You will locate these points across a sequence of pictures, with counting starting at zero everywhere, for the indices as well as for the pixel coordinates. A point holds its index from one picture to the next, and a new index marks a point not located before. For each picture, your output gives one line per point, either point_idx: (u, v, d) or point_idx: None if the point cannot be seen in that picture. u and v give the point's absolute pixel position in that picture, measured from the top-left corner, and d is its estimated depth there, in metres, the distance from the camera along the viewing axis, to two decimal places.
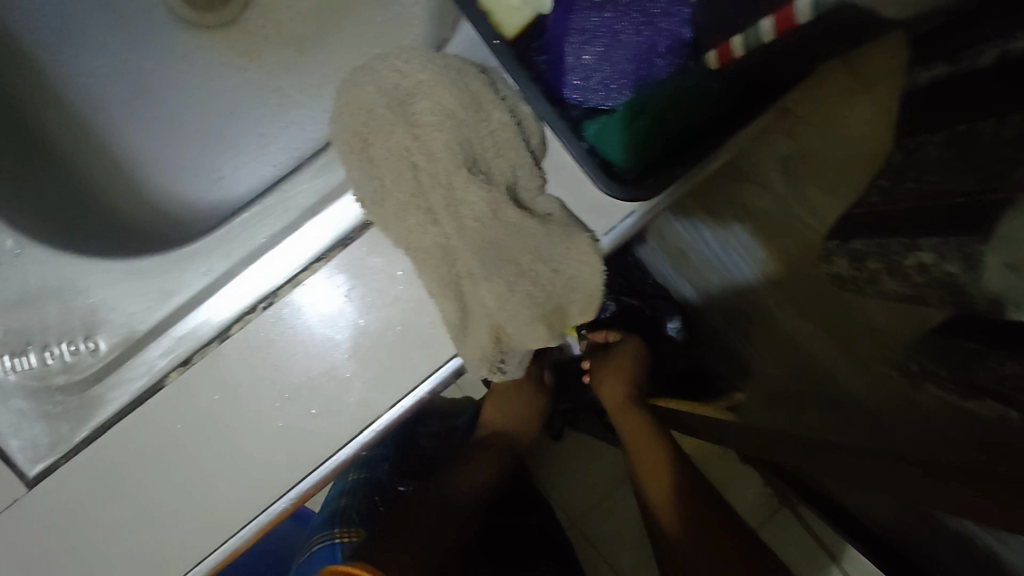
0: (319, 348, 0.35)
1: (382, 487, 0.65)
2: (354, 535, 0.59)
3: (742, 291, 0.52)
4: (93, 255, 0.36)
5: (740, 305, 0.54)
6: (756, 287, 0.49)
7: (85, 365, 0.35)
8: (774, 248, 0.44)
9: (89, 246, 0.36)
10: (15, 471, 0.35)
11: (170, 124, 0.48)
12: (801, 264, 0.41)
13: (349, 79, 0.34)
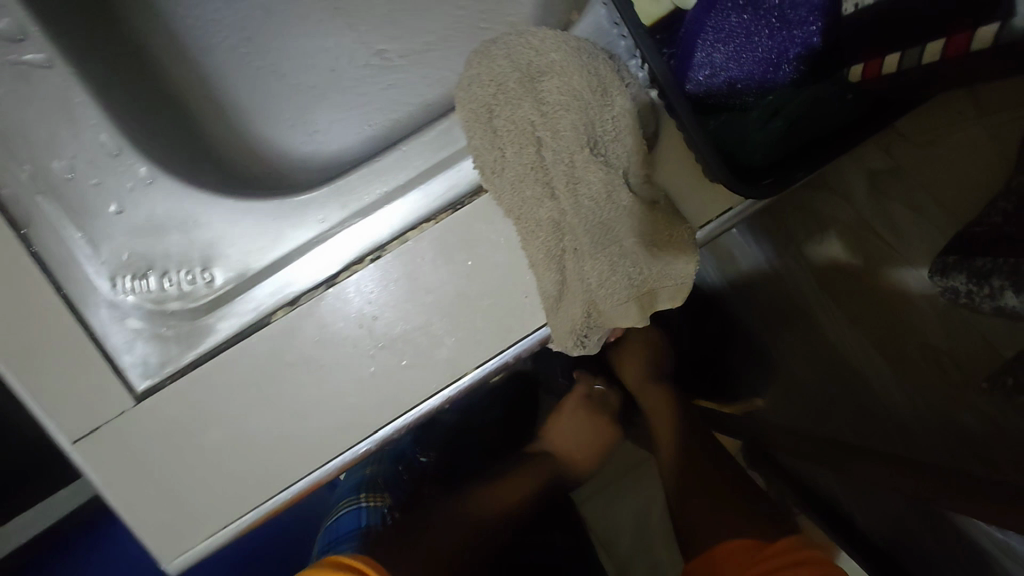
0: (418, 304, 0.37)
1: (406, 458, 0.68)
2: (380, 500, 0.61)
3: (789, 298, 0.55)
4: (216, 192, 0.38)
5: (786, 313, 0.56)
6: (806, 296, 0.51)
7: (201, 295, 0.37)
8: (844, 260, 0.46)
9: (210, 183, 0.39)
10: (125, 384, 0.37)
11: (270, 76, 0.50)
12: (871, 276, 0.43)
13: (482, 52, 0.36)
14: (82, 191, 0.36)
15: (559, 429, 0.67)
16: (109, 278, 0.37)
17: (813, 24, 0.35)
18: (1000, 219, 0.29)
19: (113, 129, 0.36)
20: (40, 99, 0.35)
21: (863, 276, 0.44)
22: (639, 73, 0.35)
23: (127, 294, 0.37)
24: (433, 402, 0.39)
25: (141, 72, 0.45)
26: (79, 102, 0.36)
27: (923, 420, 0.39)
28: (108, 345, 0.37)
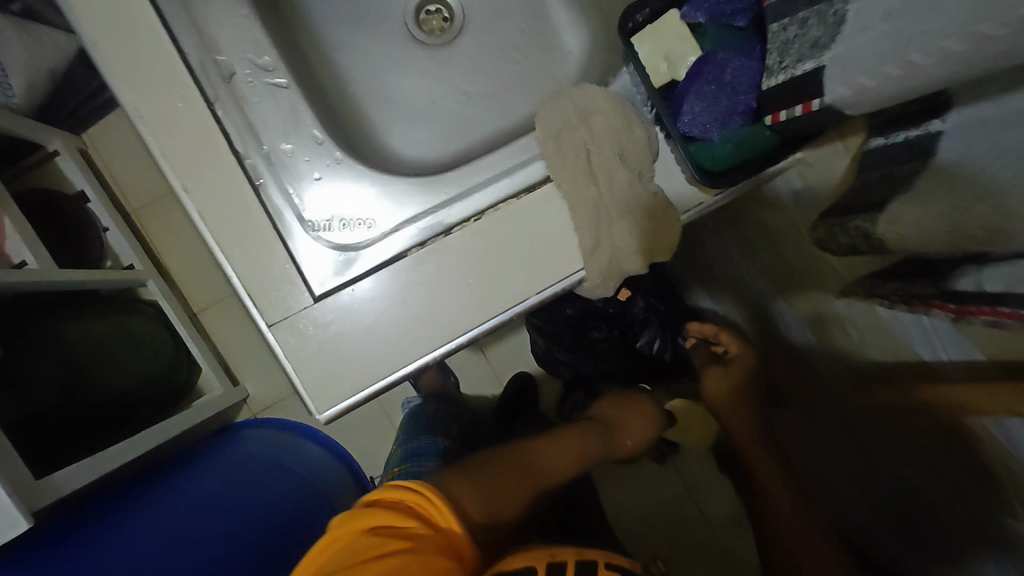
0: (504, 246, 0.57)
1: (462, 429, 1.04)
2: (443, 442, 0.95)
3: (768, 277, 0.81)
4: (378, 173, 0.59)
5: (770, 285, 0.82)
6: (775, 269, 0.78)
7: (365, 239, 0.58)
8: (791, 252, 0.72)
9: (374, 167, 0.61)
10: (308, 289, 0.56)
11: (392, 104, 0.71)
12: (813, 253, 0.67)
13: (554, 101, 0.60)
14: (300, 164, 0.57)
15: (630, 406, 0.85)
16: (307, 222, 0.57)
17: (752, 93, 0.52)
18: (849, 202, 0.49)
19: (321, 129, 0.58)
20: (278, 106, 0.57)
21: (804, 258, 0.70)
22: (649, 114, 0.58)
23: (320, 232, 0.57)
24: (510, 313, 0.57)
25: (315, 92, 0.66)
26: (302, 111, 0.58)
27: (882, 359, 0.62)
28: (301, 263, 0.56)
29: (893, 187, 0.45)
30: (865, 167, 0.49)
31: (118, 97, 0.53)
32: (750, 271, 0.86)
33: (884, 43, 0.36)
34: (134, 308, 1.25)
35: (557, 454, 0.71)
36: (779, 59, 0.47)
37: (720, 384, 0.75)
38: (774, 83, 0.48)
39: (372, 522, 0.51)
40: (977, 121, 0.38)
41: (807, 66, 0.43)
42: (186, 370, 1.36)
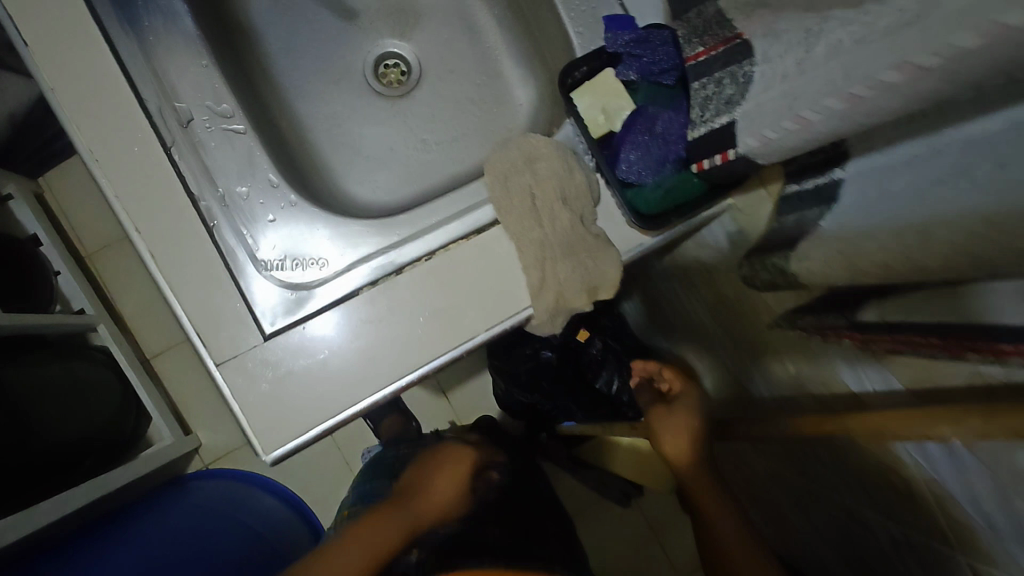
0: (451, 288, 0.59)
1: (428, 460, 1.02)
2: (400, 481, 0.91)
3: (713, 314, 0.84)
4: (332, 214, 0.61)
5: (715, 323, 0.86)
6: (717, 306, 0.81)
7: (317, 279, 0.59)
8: (730, 289, 0.75)
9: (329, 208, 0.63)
10: (258, 328, 0.56)
11: (349, 150, 0.74)
12: (745, 292, 0.71)
13: (502, 149, 0.64)
14: (256, 206, 0.59)
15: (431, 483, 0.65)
16: (260, 263, 0.58)
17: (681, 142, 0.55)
18: (770, 241, 0.53)
19: (276, 171, 0.60)
20: (235, 150, 0.60)
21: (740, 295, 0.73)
22: (590, 162, 0.62)
23: (272, 272, 0.58)
24: (458, 353, 0.59)
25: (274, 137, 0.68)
26: (257, 154, 0.60)
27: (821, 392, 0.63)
28: (252, 303, 0.56)
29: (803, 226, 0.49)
30: (783, 210, 0.54)
31: (76, 143, 0.55)
32: (697, 310, 0.90)
33: (779, 98, 0.41)
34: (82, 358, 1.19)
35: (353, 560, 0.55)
36: (699, 111, 0.51)
37: (675, 431, 0.77)
38: (696, 133, 0.52)
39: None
40: (867, 168, 0.44)
41: (722, 120, 0.48)
42: (128, 423, 1.28)
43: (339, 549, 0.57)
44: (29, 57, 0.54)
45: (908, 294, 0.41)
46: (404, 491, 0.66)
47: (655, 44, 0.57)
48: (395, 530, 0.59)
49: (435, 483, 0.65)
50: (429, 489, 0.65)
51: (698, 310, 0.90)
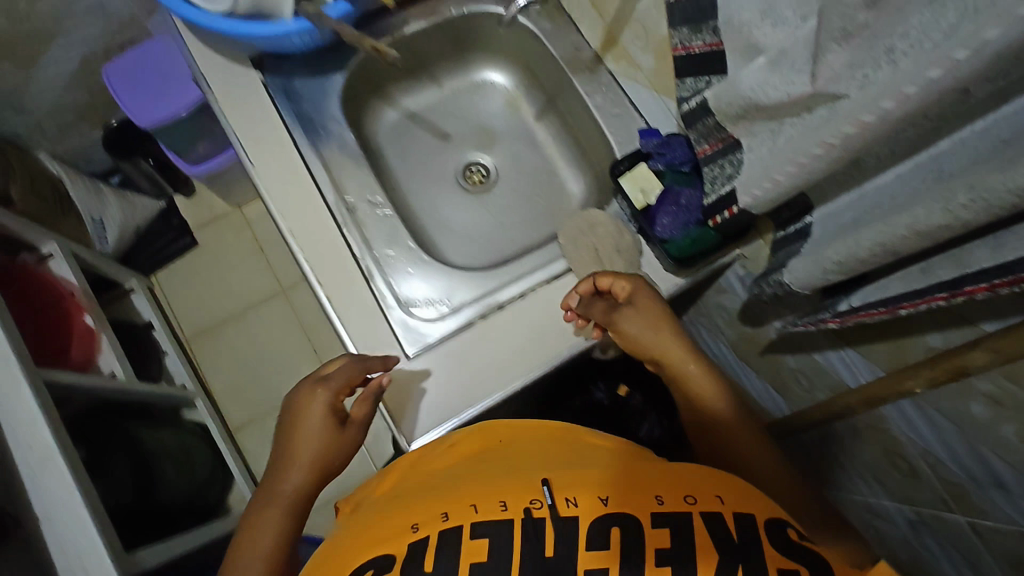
0: (540, 319, 0.81)
1: None
2: None
3: (736, 346, 1.05)
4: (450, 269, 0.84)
5: (739, 354, 1.06)
6: (740, 339, 1.02)
7: (442, 313, 0.82)
8: (745, 322, 0.96)
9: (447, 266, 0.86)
10: (403, 352, 0.79)
11: (448, 231, 1.00)
12: (757, 320, 0.92)
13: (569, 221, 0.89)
14: (399, 265, 0.84)
15: (303, 430, 0.69)
16: (404, 304, 0.81)
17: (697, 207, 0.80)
18: (766, 270, 0.76)
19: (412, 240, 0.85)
20: (387, 227, 0.85)
21: (754, 326, 0.94)
22: (633, 228, 0.87)
23: (413, 310, 0.81)
24: (548, 367, 0.79)
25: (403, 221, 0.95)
26: (400, 229, 0.85)
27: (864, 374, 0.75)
28: (398, 334, 0.80)
29: (788, 254, 0.71)
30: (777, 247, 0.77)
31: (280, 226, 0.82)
32: (723, 346, 1.11)
33: (760, 171, 0.65)
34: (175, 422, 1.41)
35: (260, 536, 0.63)
36: (711, 184, 0.75)
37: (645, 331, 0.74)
38: (709, 199, 0.76)
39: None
40: (829, 211, 0.67)
41: (723, 190, 0.73)
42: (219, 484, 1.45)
43: (251, 525, 0.64)
44: (253, 171, 0.83)
45: (876, 280, 0.60)
46: (279, 452, 0.69)
47: (675, 147, 0.83)
48: (280, 505, 0.65)
49: (297, 447, 0.68)
50: (293, 457, 0.68)
51: (723, 345, 1.10)
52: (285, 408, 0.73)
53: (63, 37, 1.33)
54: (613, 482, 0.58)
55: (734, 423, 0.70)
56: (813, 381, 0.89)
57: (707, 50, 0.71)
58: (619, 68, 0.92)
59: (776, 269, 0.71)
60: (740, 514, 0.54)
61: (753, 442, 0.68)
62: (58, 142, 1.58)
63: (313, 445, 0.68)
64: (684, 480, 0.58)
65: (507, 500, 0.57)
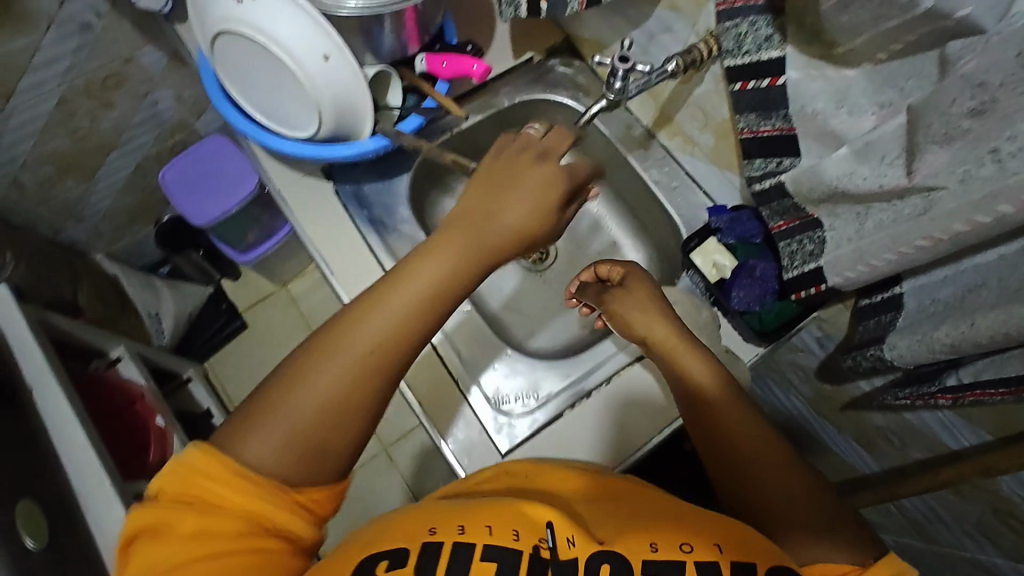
0: (628, 406, 0.83)
1: None
2: None
3: (814, 400, 1.05)
4: (531, 360, 0.88)
5: (818, 407, 1.06)
6: (818, 394, 1.02)
7: (530, 407, 0.84)
8: (824, 381, 0.96)
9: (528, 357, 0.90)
10: (496, 449, 0.81)
11: (517, 312, 1.03)
12: (837, 381, 0.92)
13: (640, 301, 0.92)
14: (485, 360, 0.87)
15: (512, 200, 0.65)
16: (496, 401, 0.84)
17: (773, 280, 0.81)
18: (859, 339, 0.76)
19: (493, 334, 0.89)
20: (470, 322, 0.88)
21: (834, 386, 0.94)
22: (707, 301, 0.89)
23: (507, 409, 0.84)
24: (640, 454, 0.80)
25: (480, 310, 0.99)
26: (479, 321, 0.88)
27: (970, 441, 0.74)
28: (490, 431, 0.82)
29: (880, 326, 0.71)
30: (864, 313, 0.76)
31: None
32: (799, 398, 1.10)
33: (851, 253, 0.65)
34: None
35: (396, 302, 0.59)
36: (792, 260, 0.75)
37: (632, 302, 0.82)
38: (791, 274, 0.75)
39: (166, 484, 0.53)
40: (920, 285, 0.66)
41: (808, 267, 0.73)
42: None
43: (450, 227, 0.64)
44: (334, 279, 0.87)
45: (985, 357, 0.59)
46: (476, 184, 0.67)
47: (745, 220, 0.83)
48: (452, 259, 0.61)
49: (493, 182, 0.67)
50: (490, 216, 0.64)
51: (799, 397, 1.10)
52: (494, 157, 0.70)
53: (121, 147, 1.40)
54: (609, 526, 0.59)
55: (711, 391, 0.72)
56: (904, 440, 0.88)
57: (776, 134, 0.72)
58: (674, 143, 0.93)
59: (873, 343, 0.71)
60: (738, 564, 0.53)
61: (722, 412, 0.69)
62: (114, 242, 1.64)
63: (498, 164, 0.68)
64: (698, 528, 0.58)
65: (520, 530, 0.56)
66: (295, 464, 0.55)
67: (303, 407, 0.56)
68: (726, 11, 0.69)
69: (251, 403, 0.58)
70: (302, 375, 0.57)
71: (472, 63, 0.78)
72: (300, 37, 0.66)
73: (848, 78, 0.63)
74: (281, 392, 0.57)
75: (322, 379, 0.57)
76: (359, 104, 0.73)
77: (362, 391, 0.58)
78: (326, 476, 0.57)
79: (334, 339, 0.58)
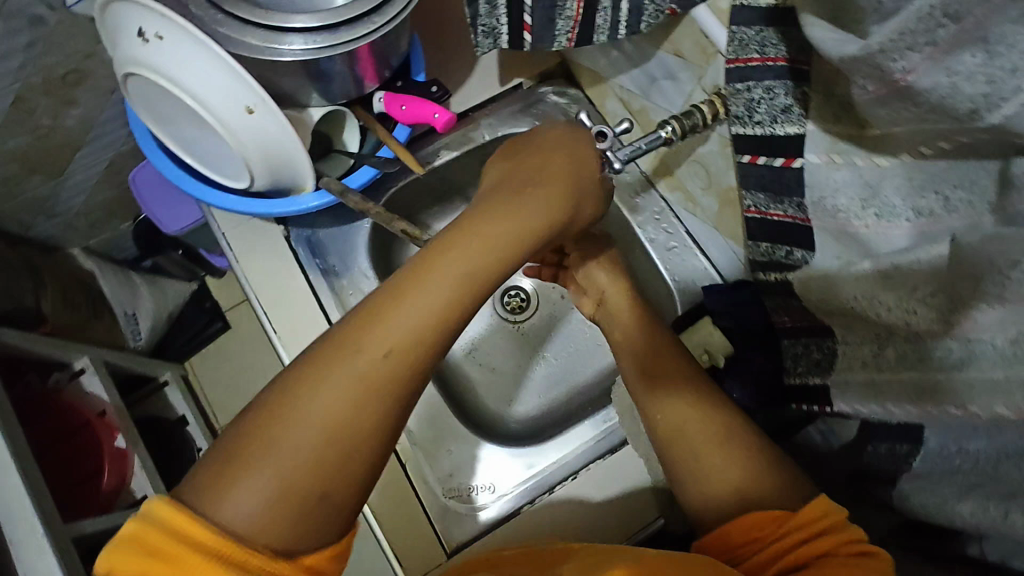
0: (596, 507, 0.71)
1: None
2: None
3: None
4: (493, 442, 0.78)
5: None
6: None
7: (487, 499, 0.75)
8: None
9: (490, 435, 0.81)
10: (443, 548, 0.72)
11: (490, 373, 0.91)
12: None
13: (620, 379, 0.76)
14: (441, 443, 0.78)
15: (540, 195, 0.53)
16: (448, 490, 0.75)
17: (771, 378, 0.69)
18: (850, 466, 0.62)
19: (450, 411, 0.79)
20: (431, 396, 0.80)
21: None
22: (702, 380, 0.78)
23: (464, 502, 0.75)
24: None
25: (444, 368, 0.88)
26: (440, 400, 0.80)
27: None
28: (438, 527, 0.73)
29: (877, 461, 0.58)
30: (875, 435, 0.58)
31: None
32: None
33: (868, 383, 0.54)
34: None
35: (394, 323, 0.46)
36: (794, 364, 0.64)
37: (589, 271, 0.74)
38: (799, 380, 0.63)
39: (114, 564, 0.40)
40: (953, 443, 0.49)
41: (813, 380, 0.61)
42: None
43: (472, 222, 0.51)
44: (277, 339, 0.77)
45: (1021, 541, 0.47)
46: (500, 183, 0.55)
47: (743, 304, 0.72)
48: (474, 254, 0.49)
49: (519, 179, 0.54)
50: (511, 212, 0.52)
51: None
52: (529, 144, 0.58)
53: (90, 145, 1.25)
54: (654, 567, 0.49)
55: (649, 350, 0.70)
56: None
57: (788, 222, 0.60)
58: (674, 198, 0.81)
59: (874, 479, 0.59)
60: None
61: (664, 367, 0.68)
62: (92, 237, 1.51)
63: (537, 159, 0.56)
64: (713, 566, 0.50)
65: None
66: (269, 528, 0.43)
67: (290, 458, 0.44)
68: (737, 70, 0.57)
69: (220, 456, 0.45)
70: (282, 417, 0.45)
71: (433, 110, 0.68)
72: (220, 91, 0.56)
73: (881, 169, 0.50)
74: (244, 446, 0.44)
75: (307, 415, 0.45)
76: (295, 164, 0.63)
77: (359, 425, 0.45)
78: (305, 546, 0.44)
79: (320, 365, 0.46)
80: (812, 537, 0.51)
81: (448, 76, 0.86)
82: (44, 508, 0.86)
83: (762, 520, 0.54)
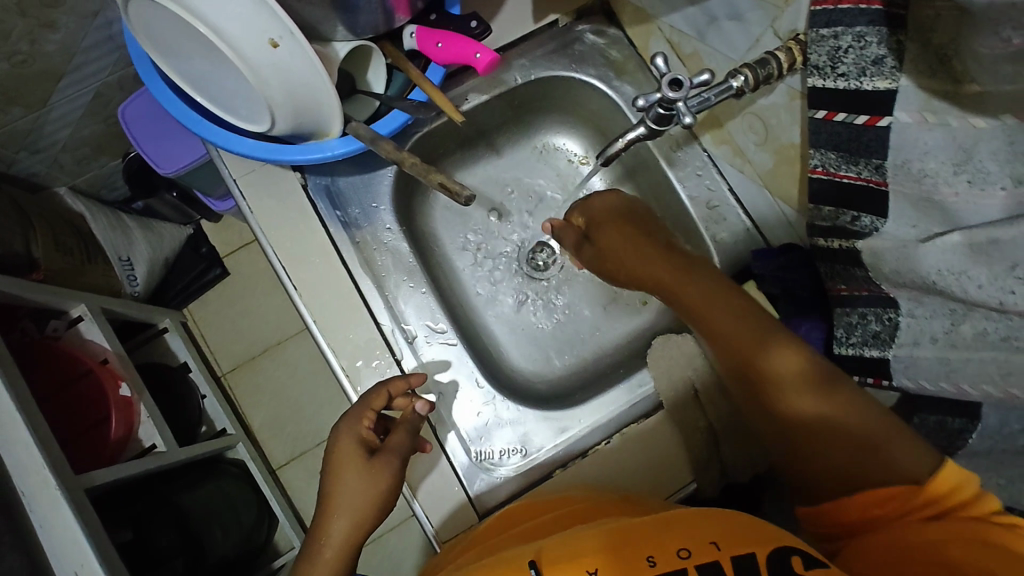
0: (632, 471, 0.72)
1: None
2: None
3: None
4: (523, 404, 0.76)
5: None
6: None
7: (518, 461, 0.74)
8: None
9: (518, 395, 0.79)
10: (475, 511, 0.72)
11: (515, 333, 0.88)
12: None
13: (660, 342, 0.76)
14: (467, 404, 0.75)
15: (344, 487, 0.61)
16: (478, 452, 0.74)
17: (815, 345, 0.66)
18: None
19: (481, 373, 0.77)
20: (445, 361, 0.76)
21: None
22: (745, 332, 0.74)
23: (493, 467, 0.73)
24: None
25: (470, 326, 0.85)
26: (469, 364, 0.77)
27: None
28: (470, 488, 0.72)
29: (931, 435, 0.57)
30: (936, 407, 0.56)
31: (335, 363, 0.73)
32: None
33: (938, 360, 0.52)
34: (219, 468, 1.31)
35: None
36: (845, 334, 0.60)
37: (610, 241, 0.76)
38: (850, 351, 0.60)
39: None
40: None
41: (868, 351, 0.59)
42: (267, 524, 1.36)
43: (329, 492, 0.62)
44: (298, 297, 0.73)
45: None
46: (329, 465, 0.64)
47: (794, 268, 0.69)
48: (348, 514, 0.61)
49: (340, 477, 0.62)
50: (333, 507, 0.61)
51: None
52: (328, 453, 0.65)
53: (73, 74, 1.10)
54: (660, 523, 0.52)
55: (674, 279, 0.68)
56: None
57: (858, 184, 0.55)
58: (720, 152, 0.76)
59: None
60: (739, 561, 0.47)
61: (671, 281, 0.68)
62: (78, 176, 1.38)
63: (345, 448, 0.64)
64: (740, 518, 0.52)
65: (654, 556, 0.49)
66: None
67: None
68: (826, 15, 0.52)
69: None
70: None
71: (474, 50, 0.61)
72: (235, 21, 0.50)
73: (978, 130, 0.44)
74: None
75: None
76: (321, 109, 0.58)
77: None
78: None
79: None
80: (938, 504, 0.47)
81: (478, 9, 0.78)
82: (58, 466, 0.74)
83: (876, 498, 0.50)
